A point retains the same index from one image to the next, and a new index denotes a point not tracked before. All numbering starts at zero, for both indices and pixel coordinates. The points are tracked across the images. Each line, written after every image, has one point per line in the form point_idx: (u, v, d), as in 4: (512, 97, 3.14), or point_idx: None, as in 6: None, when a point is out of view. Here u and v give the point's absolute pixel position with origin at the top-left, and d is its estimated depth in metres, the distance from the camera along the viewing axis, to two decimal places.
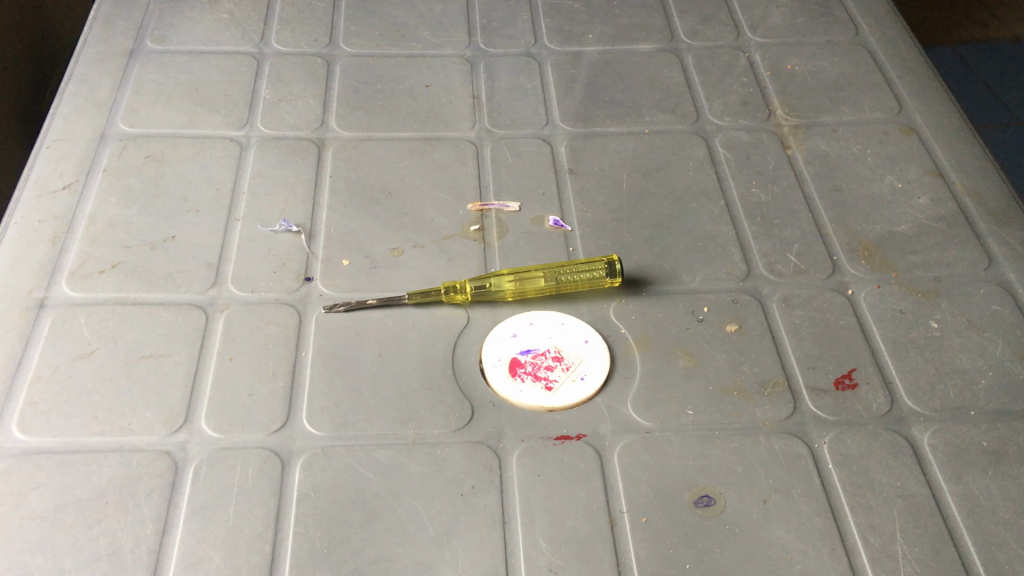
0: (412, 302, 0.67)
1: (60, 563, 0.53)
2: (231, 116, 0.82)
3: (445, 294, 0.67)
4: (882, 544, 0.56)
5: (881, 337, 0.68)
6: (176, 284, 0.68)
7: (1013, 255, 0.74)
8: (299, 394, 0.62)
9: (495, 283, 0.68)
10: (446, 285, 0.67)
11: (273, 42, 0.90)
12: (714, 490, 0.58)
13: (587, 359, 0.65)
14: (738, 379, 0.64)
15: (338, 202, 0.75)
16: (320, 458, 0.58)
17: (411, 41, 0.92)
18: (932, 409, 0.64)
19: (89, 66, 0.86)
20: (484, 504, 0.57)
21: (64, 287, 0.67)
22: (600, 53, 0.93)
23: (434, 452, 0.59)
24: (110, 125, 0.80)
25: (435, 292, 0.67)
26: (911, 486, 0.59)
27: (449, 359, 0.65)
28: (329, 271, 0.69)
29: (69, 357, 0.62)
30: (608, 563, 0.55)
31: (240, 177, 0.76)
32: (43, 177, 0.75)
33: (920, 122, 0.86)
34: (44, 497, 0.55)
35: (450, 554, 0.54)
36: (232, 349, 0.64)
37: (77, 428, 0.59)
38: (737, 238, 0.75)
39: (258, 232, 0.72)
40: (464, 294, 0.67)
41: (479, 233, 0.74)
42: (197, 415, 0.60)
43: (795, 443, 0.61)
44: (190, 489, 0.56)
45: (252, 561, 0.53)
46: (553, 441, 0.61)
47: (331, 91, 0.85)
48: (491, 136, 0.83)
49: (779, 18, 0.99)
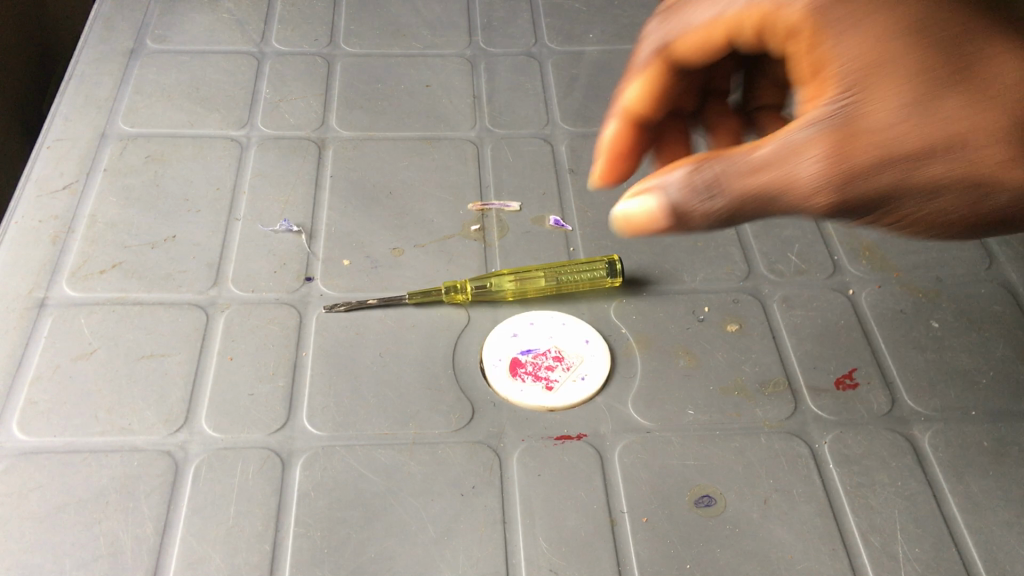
0: (412, 302, 0.67)
1: (60, 563, 0.52)
2: (230, 116, 0.82)
3: (446, 294, 0.67)
4: (882, 545, 0.56)
5: (882, 337, 0.68)
6: (176, 284, 0.68)
7: (1013, 255, 0.74)
8: (299, 394, 0.62)
9: (495, 283, 0.68)
10: (446, 285, 0.67)
11: (274, 42, 0.90)
12: (715, 490, 0.58)
13: (587, 359, 0.65)
14: (738, 379, 0.64)
15: (338, 202, 0.75)
16: (321, 458, 0.58)
17: (411, 40, 0.92)
18: (932, 409, 0.64)
19: (89, 66, 0.86)
20: (484, 504, 0.57)
21: (65, 287, 0.67)
22: (600, 53, 0.93)
23: (434, 452, 0.59)
24: (110, 125, 0.80)
25: (435, 292, 0.67)
26: (912, 486, 0.59)
27: (449, 359, 0.65)
28: (329, 271, 0.69)
29: (69, 357, 0.62)
30: (609, 563, 0.55)
31: (240, 177, 0.76)
32: (43, 177, 0.75)
33: None
34: (44, 497, 0.55)
35: (450, 554, 0.54)
36: (232, 348, 0.64)
37: (78, 427, 0.59)
38: (737, 238, 0.75)
39: (258, 232, 0.72)
40: (464, 294, 0.67)
41: (479, 233, 0.74)
42: (197, 415, 0.60)
43: (796, 443, 0.61)
44: (190, 489, 0.56)
45: (252, 561, 0.53)
46: (553, 440, 0.60)
47: (331, 91, 0.85)
48: (491, 136, 0.83)
49: None
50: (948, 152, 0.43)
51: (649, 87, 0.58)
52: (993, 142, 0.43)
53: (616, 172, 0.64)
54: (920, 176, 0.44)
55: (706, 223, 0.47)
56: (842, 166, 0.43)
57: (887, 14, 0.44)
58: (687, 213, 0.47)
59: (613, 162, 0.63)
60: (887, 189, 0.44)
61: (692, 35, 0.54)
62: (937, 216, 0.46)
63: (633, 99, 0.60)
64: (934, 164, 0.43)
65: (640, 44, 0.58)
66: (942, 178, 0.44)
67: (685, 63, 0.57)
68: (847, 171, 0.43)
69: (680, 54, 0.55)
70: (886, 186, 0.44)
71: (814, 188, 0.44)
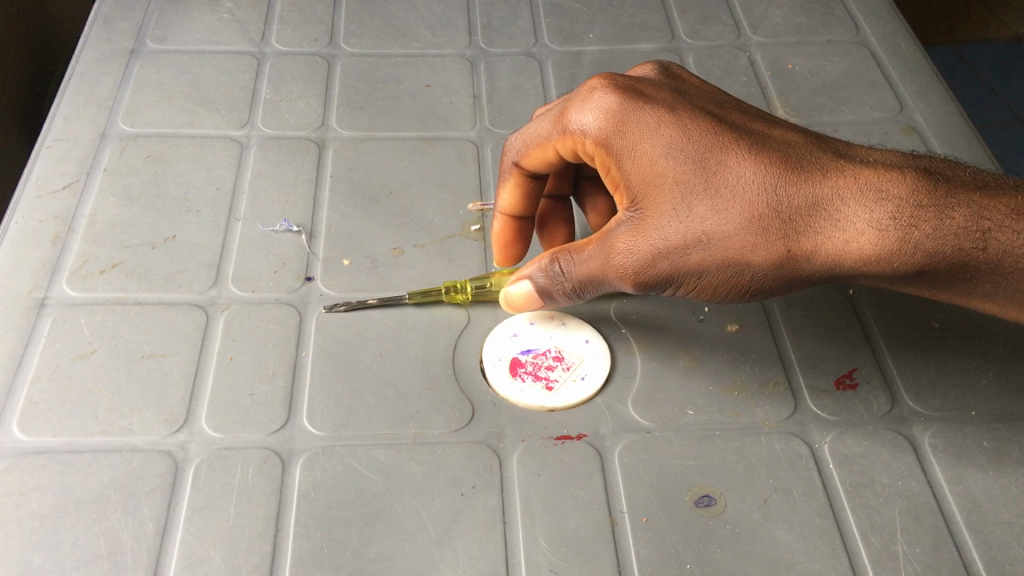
0: (412, 302, 0.67)
1: (60, 563, 0.53)
2: (230, 116, 0.82)
3: (446, 294, 0.67)
4: (882, 544, 0.56)
5: (882, 337, 0.68)
6: (176, 284, 0.68)
7: None
8: (299, 394, 0.62)
9: (494, 286, 0.67)
10: (446, 285, 0.67)
11: (274, 42, 0.90)
12: (715, 489, 0.58)
13: (588, 359, 0.65)
14: (738, 379, 0.64)
15: (338, 202, 0.75)
16: (321, 458, 0.58)
17: (410, 40, 0.92)
18: (932, 409, 0.64)
19: (89, 66, 0.86)
20: (484, 504, 0.57)
21: (65, 287, 0.67)
22: (600, 53, 0.93)
23: (434, 452, 0.59)
24: (110, 125, 0.80)
25: (435, 292, 0.68)
26: (912, 486, 0.59)
27: (450, 359, 0.65)
28: (329, 271, 0.69)
29: (69, 357, 0.62)
30: (609, 563, 0.55)
31: (240, 177, 0.76)
32: (43, 177, 0.75)
33: (920, 122, 0.86)
34: (44, 497, 0.55)
35: (451, 554, 0.54)
36: (232, 348, 0.64)
37: (78, 427, 0.59)
38: None
39: (258, 232, 0.72)
40: (464, 294, 0.67)
41: (479, 233, 0.74)
42: (197, 415, 0.60)
43: (796, 443, 0.61)
44: (190, 489, 0.56)
45: (253, 561, 0.53)
46: (553, 440, 0.60)
47: (331, 91, 0.85)
48: (491, 136, 0.83)
49: (780, 17, 0.98)
50: (712, 240, 0.55)
51: (517, 193, 0.69)
52: (741, 229, 0.55)
53: (511, 259, 0.71)
54: (691, 260, 0.57)
55: (565, 300, 0.62)
56: (631, 263, 0.58)
57: (653, 141, 0.57)
58: (553, 292, 0.61)
59: (505, 251, 0.70)
60: (669, 275, 0.58)
61: (535, 154, 0.66)
62: (713, 288, 0.59)
63: (508, 202, 0.70)
64: (698, 253, 0.56)
65: (504, 154, 0.70)
66: (706, 262, 0.56)
67: (527, 174, 0.69)
68: (637, 263, 0.58)
69: (531, 168, 0.68)
70: (666, 270, 0.58)
71: (619, 278, 0.59)
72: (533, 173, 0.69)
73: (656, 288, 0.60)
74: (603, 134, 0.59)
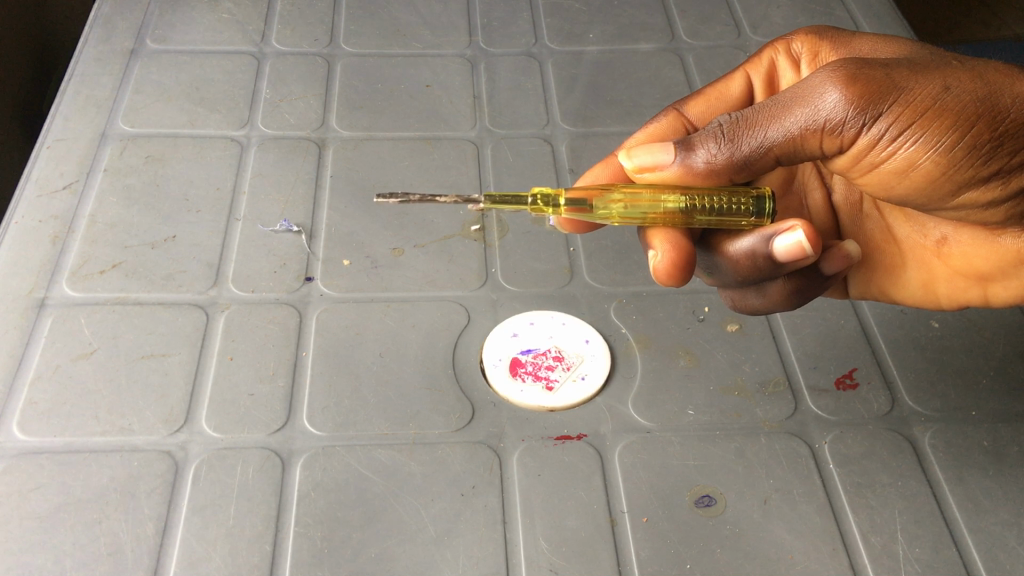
0: (490, 205, 0.54)
1: (60, 563, 0.52)
2: (231, 116, 0.82)
3: (534, 204, 0.55)
4: (882, 544, 0.56)
5: (882, 338, 0.68)
6: (176, 284, 0.68)
7: None
8: (299, 395, 0.62)
9: (599, 207, 0.56)
10: (535, 194, 0.55)
11: (274, 42, 0.90)
12: (715, 490, 0.58)
13: (588, 359, 0.65)
14: (738, 379, 0.64)
15: (339, 202, 0.75)
16: (321, 458, 0.58)
17: (411, 40, 0.92)
18: (932, 410, 0.64)
19: (89, 66, 0.86)
20: (484, 504, 0.57)
21: (65, 287, 0.67)
22: (599, 53, 0.93)
23: (434, 452, 0.59)
24: (110, 125, 0.80)
25: (518, 199, 0.54)
26: (912, 486, 0.59)
27: (450, 359, 0.64)
28: (329, 271, 0.69)
29: (70, 357, 0.62)
30: (609, 564, 0.55)
31: (240, 178, 0.76)
32: (43, 177, 0.75)
33: None
34: (44, 497, 0.55)
35: (450, 554, 0.54)
36: (232, 349, 0.64)
37: (78, 427, 0.59)
38: None
39: (258, 232, 0.72)
40: (556, 208, 0.55)
41: (479, 233, 0.73)
42: (197, 415, 0.60)
43: (796, 443, 0.61)
44: (190, 489, 0.56)
45: (253, 561, 0.53)
46: (553, 441, 0.60)
47: (331, 91, 0.85)
48: (491, 136, 0.83)
49: (780, 17, 0.99)
50: (932, 65, 0.52)
51: (651, 136, 0.66)
52: (976, 61, 0.52)
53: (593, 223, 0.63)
54: (911, 70, 0.51)
55: (725, 141, 0.54)
56: (849, 65, 0.51)
57: (873, 38, 0.64)
58: (703, 143, 0.55)
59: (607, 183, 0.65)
60: (891, 75, 0.50)
61: (716, 105, 0.68)
62: (938, 97, 0.50)
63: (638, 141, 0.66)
64: (949, 71, 0.51)
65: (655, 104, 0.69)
66: (935, 73, 0.51)
67: (683, 121, 0.67)
68: (856, 63, 0.51)
69: (691, 116, 0.67)
70: (887, 72, 0.51)
71: (829, 75, 0.51)
72: (690, 124, 0.67)
73: (872, 92, 0.50)
74: (823, 33, 0.67)
